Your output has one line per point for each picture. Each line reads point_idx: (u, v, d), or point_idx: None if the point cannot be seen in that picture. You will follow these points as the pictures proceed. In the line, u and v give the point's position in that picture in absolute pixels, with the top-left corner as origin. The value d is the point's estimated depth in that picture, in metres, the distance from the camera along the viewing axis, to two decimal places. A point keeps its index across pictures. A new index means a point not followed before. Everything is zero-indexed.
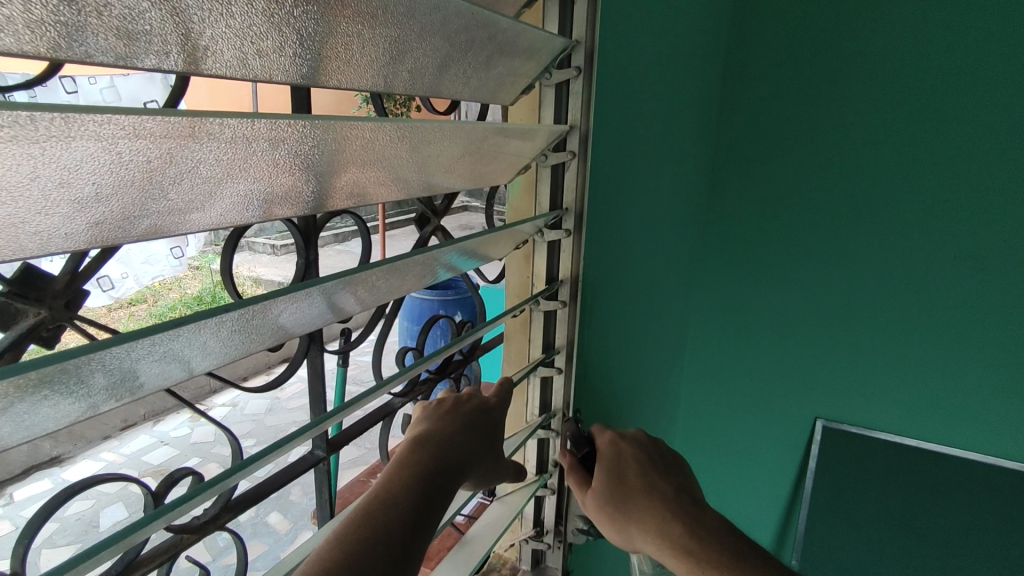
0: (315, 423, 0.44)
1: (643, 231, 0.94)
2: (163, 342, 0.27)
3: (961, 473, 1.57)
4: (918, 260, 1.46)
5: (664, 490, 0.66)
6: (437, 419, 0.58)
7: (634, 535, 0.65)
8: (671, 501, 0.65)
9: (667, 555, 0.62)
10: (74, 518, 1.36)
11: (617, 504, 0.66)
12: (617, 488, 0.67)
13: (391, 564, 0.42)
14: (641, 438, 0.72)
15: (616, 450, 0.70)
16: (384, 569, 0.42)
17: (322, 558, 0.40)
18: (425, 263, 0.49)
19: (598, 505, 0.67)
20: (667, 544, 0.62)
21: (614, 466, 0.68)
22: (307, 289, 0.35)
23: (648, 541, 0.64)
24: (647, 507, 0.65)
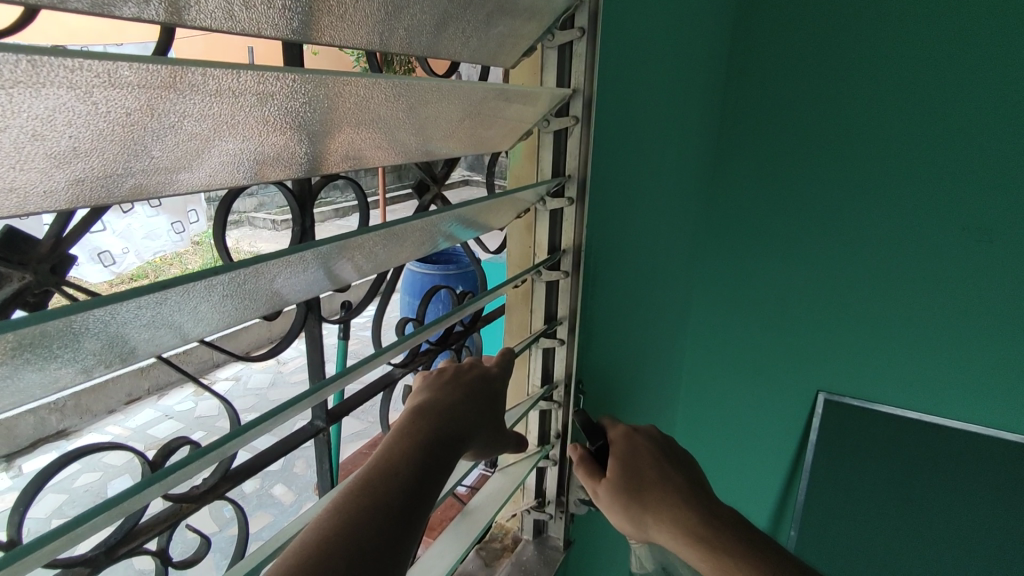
0: (313, 391, 0.44)
1: (646, 201, 0.93)
2: (150, 306, 0.26)
3: (959, 444, 1.57)
4: (924, 232, 1.44)
5: (678, 481, 0.67)
6: (438, 389, 0.57)
7: (648, 523, 0.65)
8: (685, 491, 0.66)
9: (681, 543, 0.63)
10: (83, 489, 1.35)
11: (631, 492, 0.66)
12: (631, 479, 0.67)
13: (394, 535, 0.42)
14: (654, 434, 0.73)
15: (630, 441, 0.71)
16: (387, 540, 0.41)
17: (323, 528, 0.40)
18: (425, 229, 0.47)
19: (612, 495, 0.67)
20: (681, 533, 0.63)
21: (628, 456, 0.69)
22: (301, 253, 0.33)
23: (661, 529, 0.64)
24: (661, 496, 0.65)
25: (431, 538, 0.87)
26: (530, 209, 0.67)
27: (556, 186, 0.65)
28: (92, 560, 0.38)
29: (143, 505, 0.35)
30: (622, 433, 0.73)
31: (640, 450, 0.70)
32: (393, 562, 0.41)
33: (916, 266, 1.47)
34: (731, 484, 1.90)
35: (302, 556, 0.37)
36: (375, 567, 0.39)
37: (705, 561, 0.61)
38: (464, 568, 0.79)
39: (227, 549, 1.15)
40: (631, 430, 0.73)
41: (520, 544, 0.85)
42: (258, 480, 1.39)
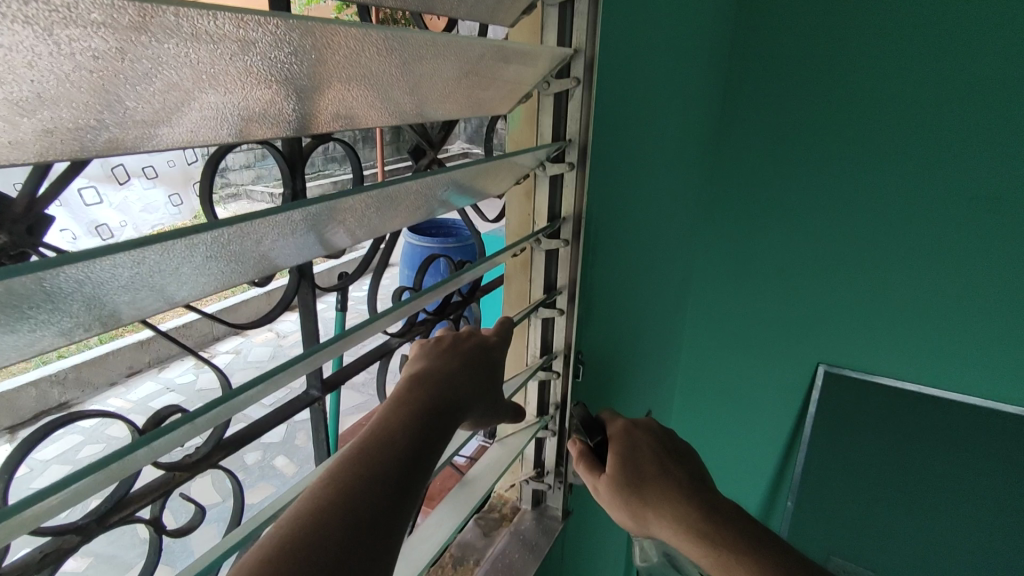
0: (308, 353, 0.43)
1: (648, 168, 0.91)
2: (128, 264, 0.25)
3: (957, 415, 1.58)
4: (931, 202, 1.42)
5: (679, 477, 0.67)
6: (435, 358, 0.57)
7: (649, 520, 0.65)
8: (685, 486, 0.66)
9: (682, 539, 0.63)
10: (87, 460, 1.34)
11: (632, 488, 0.66)
12: (631, 474, 0.67)
13: (391, 504, 0.41)
14: (655, 429, 0.73)
15: (631, 436, 0.71)
16: (383, 510, 0.41)
17: (319, 495, 0.39)
18: (421, 194, 0.46)
19: (613, 491, 0.67)
20: (682, 528, 0.63)
21: (629, 451, 0.69)
22: (291, 213, 0.32)
23: (662, 525, 0.64)
24: (661, 493, 0.65)
25: (431, 507, 0.87)
26: (529, 175, 0.65)
27: (556, 150, 0.63)
28: (82, 528, 0.37)
29: (132, 468, 0.34)
30: (622, 427, 0.72)
31: (640, 445, 0.70)
32: (391, 530, 0.40)
33: (922, 237, 1.45)
34: (729, 456, 1.92)
35: (297, 524, 0.37)
36: (372, 536, 0.39)
37: (706, 558, 0.61)
38: (463, 537, 0.80)
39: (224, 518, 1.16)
40: (630, 425, 0.73)
41: (519, 514, 0.86)
42: (259, 451, 1.40)
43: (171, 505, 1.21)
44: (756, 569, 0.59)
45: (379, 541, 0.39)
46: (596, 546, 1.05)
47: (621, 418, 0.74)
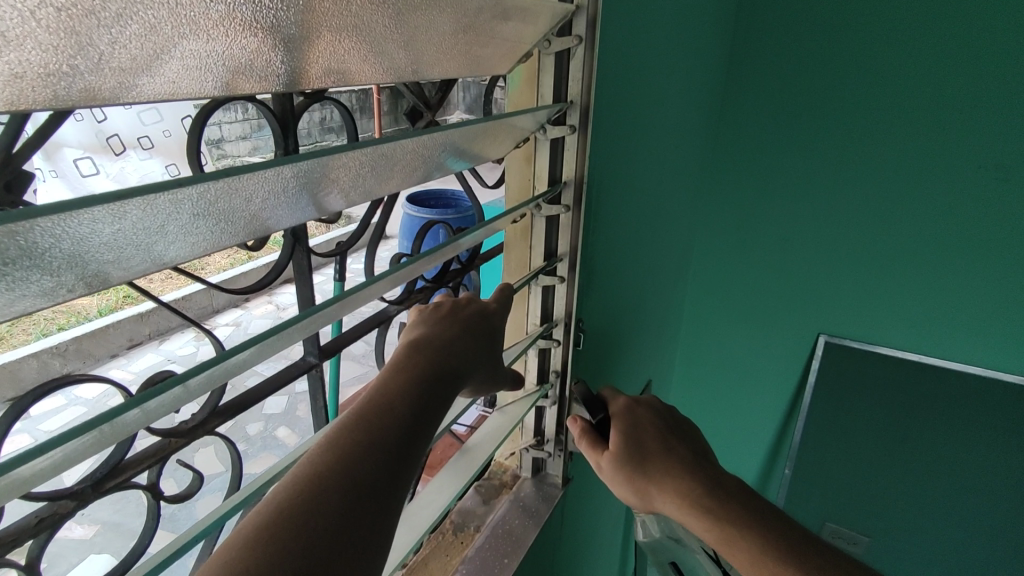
0: (303, 315, 0.42)
1: (650, 133, 0.88)
2: (108, 219, 0.24)
3: (957, 384, 1.58)
4: (939, 169, 1.39)
5: (681, 454, 0.67)
6: (434, 325, 0.56)
7: (651, 494, 0.65)
8: (689, 462, 0.66)
9: (686, 513, 0.62)
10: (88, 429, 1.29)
11: (634, 463, 0.66)
12: (634, 449, 0.67)
13: (389, 471, 0.41)
14: (657, 407, 0.74)
15: (632, 413, 0.72)
16: (382, 477, 0.40)
17: (316, 461, 0.38)
18: (418, 154, 0.44)
19: (616, 465, 0.67)
20: (686, 501, 0.63)
21: (630, 427, 0.69)
22: (282, 169, 0.30)
23: (665, 499, 0.64)
24: (665, 468, 0.65)
25: (431, 475, 0.87)
26: (530, 139, 0.63)
27: (557, 113, 0.61)
28: (78, 493, 0.37)
29: (122, 428, 0.33)
30: (624, 405, 0.73)
31: (642, 422, 0.70)
32: (389, 496, 0.40)
33: (927, 206, 1.43)
34: (728, 425, 1.93)
35: (295, 490, 0.36)
36: (371, 502, 0.38)
37: (711, 532, 0.60)
38: (463, 504, 0.80)
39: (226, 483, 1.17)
40: (633, 403, 0.74)
41: (519, 482, 0.86)
42: (262, 422, 1.40)
43: (170, 471, 1.22)
44: (761, 542, 0.58)
45: (378, 507, 0.39)
46: (596, 513, 1.06)
47: (624, 395, 0.74)
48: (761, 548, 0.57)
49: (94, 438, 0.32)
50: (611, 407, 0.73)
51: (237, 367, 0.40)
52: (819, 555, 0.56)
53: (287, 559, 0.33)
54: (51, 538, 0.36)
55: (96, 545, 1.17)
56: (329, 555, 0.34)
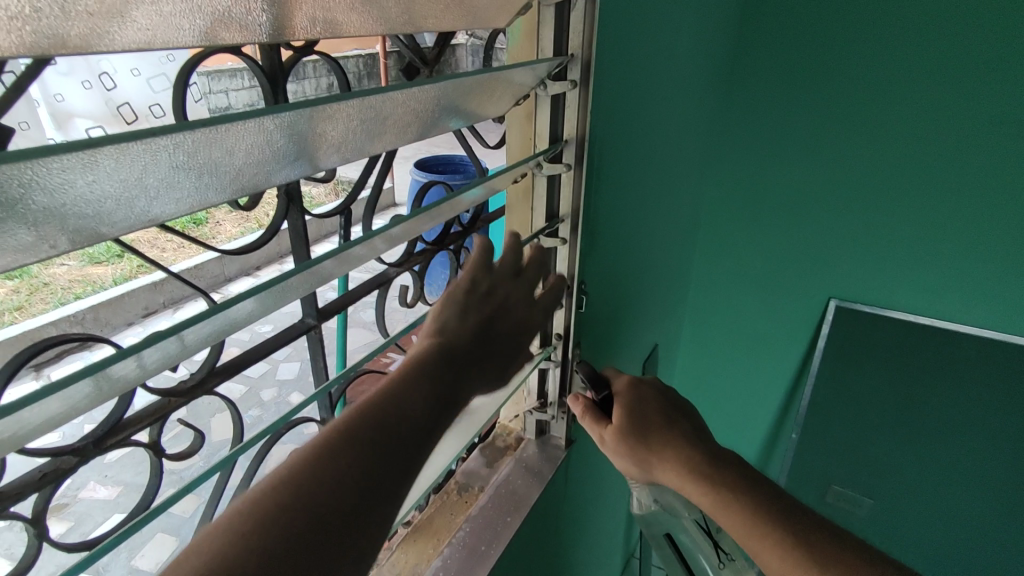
0: (303, 268, 0.41)
1: (655, 89, 0.86)
2: (79, 169, 0.23)
3: (967, 347, 1.57)
4: (955, 128, 1.36)
5: (683, 428, 0.67)
6: (478, 309, 0.52)
7: (652, 465, 0.66)
8: (690, 436, 0.67)
9: (686, 484, 0.64)
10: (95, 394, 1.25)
11: (637, 436, 0.67)
12: (637, 422, 0.67)
13: (401, 472, 0.40)
14: (659, 385, 0.73)
15: (636, 389, 0.71)
16: (392, 475, 0.39)
17: (328, 453, 0.37)
18: (413, 109, 0.43)
19: (618, 438, 0.67)
20: (686, 472, 0.64)
21: (635, 403, 0.69)
22: (267, 119, 0.29)
23: (666, 469, 0.65)
24: (666, 441, 0.66)
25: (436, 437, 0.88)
26: (530, 96, 0.62)
27: (558, 68, 0.59)
28: (81, 449, 0.37)
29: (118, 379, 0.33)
30: (628, 381, 0.73)
31: (645, 399, 0.70)
32: (392, 499, 0.39)
33: (944, 166, 1.39)
34: (737, 392, 1.93)
35: (297, 484, 0.35)
36: (375, 500, 0.38)
37: (708, 498, 0.62)
38: (468, 465, 0.81)
39: (216, 453, 1.19)
40: (636, 379, 0.73)
41: (522, 443, 0.87)
42: (275, 388, 1.42)
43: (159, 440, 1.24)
44: (757, 512, 0.60)
45: (379, 508, 0.38)
46: (601, 476, 1.08)
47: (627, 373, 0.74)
48: (756, 512, 0.60)
49: (92, 391, 0.33)
50: (615, 385, 0.73)
51: (235, 323, 0.40)
52: (808, 520, 0.59)
53: (285, 541, 0.33)
54: (55, 492, 0.36)
55: (120, 504, 1.21)
56: (326, 542, 0.34)
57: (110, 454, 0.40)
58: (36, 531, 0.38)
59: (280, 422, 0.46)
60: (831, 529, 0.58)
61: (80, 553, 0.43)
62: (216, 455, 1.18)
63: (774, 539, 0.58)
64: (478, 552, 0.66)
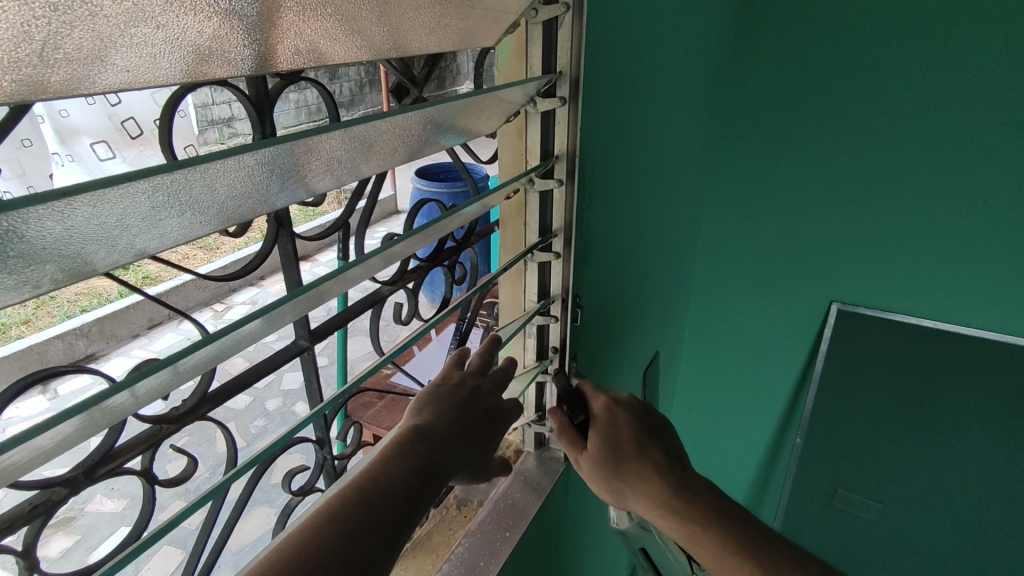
0: (297, 293, 0.41)
1: (648, 98, 0.86)
2: (55, 217, 0.23)
3: (972, 350, 1.55)
4: (956, 130, 1.35)
5: (655, 457, 0.69)
6: (452, 407, 0.58)
7: (625, 495, 0.68)
8: (661, 466, 0.68)
9: (655, 513, 0.66)
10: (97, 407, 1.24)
11: (610, 465, 0.69)
12: (610, 450, 0.69)
13: (379, 555, 0.44)
14: (635, 405, 0.73)
15: (610, 414, 0.72)
16: (371, 557, 0.44)
17: (318, 535, 0.42)
18: (402, 132, 0.43)
19: (592, 467, 0.69)
20: (655, 503, 0.66)
21: (609, 431, 0.70)
22: (245, 154, 0.30)
23: (639, 500, 0.67)
24: (638, 470, 0.68)
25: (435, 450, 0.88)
26: (520, 113, 0.62)
27: (547, 85, 0.60)
28: (70, 481, 0.38)
29: (108, 411, 0.33)
30: (604, 404, 0.73)
31: (619, 426, 0.71)
32: None
33: (943, 168, 1.39)
34: (742, 397, 1.91)
35: (294, 557, 0.40)
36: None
37: (677, 529, 0.64)
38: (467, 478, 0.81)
39: (219, 465, 1.20)
40: (612, 401, 0.73)
41: (520, 456, 0.87)
42: (279, 399, 1.43)
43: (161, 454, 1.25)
44: (725, 542, 0.62)
45: None
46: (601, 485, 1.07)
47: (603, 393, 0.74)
48: (723, 546, 0.61)
49: (81, 426, 0.33)
50: (591, 407, 0.73)
51: (230, 349, 0.40)
52: (774, 550, 0.61)
53: None
54: (45, 523, 0.37)
55: (126, 518, 1.22)
56: None
57: (103, 483, 0.40)
58: (26, 564, 0.39)
59: (274, 445, 0.46)
60: (799, 559, 0.60)
61: None
62: (219, 467, 1.19)
63: (741, 568, 0.60)
64: (476, 569, 0.66)
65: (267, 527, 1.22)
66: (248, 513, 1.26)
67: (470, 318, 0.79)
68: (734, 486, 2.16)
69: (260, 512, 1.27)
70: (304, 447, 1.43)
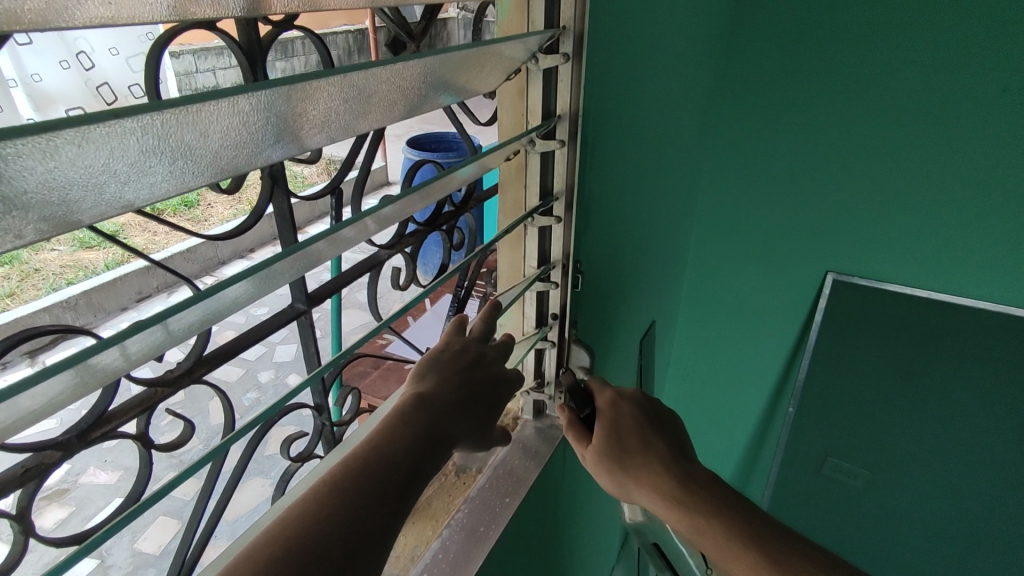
0: (292, 251, 0.39)
1: (649, 58, 0.84)
2: (38, 155, 0.22)
3: (965, 319, 1.56)
4: (959, 97, 1.33)
5: (660, 449, 0.70)
6: (451, 377, 0.57)
7: (629, 487, 0.69)
8: (667, 458, 0.69)
9: (660, 505, 0.67)
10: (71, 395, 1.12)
11: (615, 458, 0.70)
12: (614, 443, 0.70)
13: (383, 520, 0.44)
14: (640, 400, 0.75)
15: (616, 409, 0.73)
16: (373, 524, 0.43)
17: (322, 504, 0.42)
18: (401, 83, 0.41)
19: (597, 459, 0.70)
20: (660, 495, 0.67)
21: (614, 424, 0.71)
22: (238, 97, 0.28)
23: (643, 492, 0.68)
24: (643, 463, 0.69)
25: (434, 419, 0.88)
26: (521, 70, 0.60)
27: (550, 40, 0.57)
28: (63, 443, 0.37)
29: (99, 368, 0.32)
30: (609, 399, 0.74)
31: (624, 418, 0.72)
32: (377, 550, 0.42)
33: (942, 137, 1.38)
34: (734, 368, 1.92)
35: (298, 529, 0.40)
36: (362, 543, 0.42)
37: (681, 521, 0.65)
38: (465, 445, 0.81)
39: (214, 436, 1.20)
40: (617, 396, 0.75)
41: (518, 423, 0.87)
42: (273, 370, 1.42)
43: (156, 425, 1.24)
44: (729, 534, 0.63)
45: (366, 554, 0.42)
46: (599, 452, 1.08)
47: (609, 388, 0.75)
48: (729, 538, 0.63)
49: (73, 384, 0.31)
50: (597, 401, 0.75)
51: (223, 308, 0.38)
52: (780, 542, 0.62)
53: None
54: (38, 487, 0.36)
55: (121, 488, 1.21)
56: None
57: (98, 446, 0.39)
58: (21, 528, 0.38)
59: (273, 409, 0.45)
60: (805, 551, 0.61)
61: (72, 546, 0.43)
62: (214, 438, 1.19)
63: (745, 561, 0.61)
64: (476, 534, 0.66)
65: (263, 497, 1.22)
66: (245, 483, 1.26)
67: (468, 284, 0.78)
68: (725, 455, 2.19)
69: (256, 483, 1.27)
70: (299, 418, 1.42)
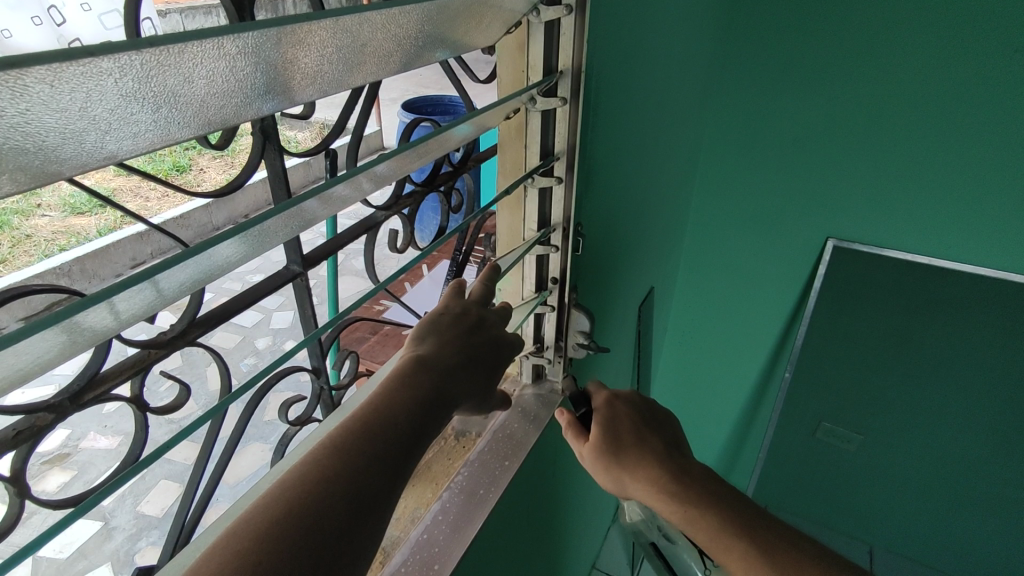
0: (285, 207, 0.38)
1: (653, 11, 0.80)
2: (7, 92, 0.20)
3: (964, 284, 1.56)
4: (966, 58, 1.29)
5: (654, 445, 0.70)
6: (448, 342, 0.56)
7: (625, 482, 0.69)
8: (660, 454, 0.69)
9: (653, 495, 0.67)
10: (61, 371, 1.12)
11: (610, 453, 0.70)
12: (609, 438, 0.70)
13: (383, 483, 0.43)
14: (635, 400, 0.76)
15: (612, 407, 0.74)
16: (374, 483, 0.43)
17: (321, 467, 0.41)
18: (395, 32, 0.39)
19: (594, 456, 0.70)
20: (654, 487, 0.67)
21: (609, 419, 0.72)
22: (221, 39, 0.26)
23: (638, 486, 0.68)
24: (638, 460, 0.69)
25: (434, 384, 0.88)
26: (521, 24, 0.57)
27: None
28: (55, 406, 0.36)
29: (90, 326, 0.31)
30: (605, 398, 0.76)
31: (619, 415, 0.73)
32: (378, 510, 0.42)
33: (948, 99, 1.34)
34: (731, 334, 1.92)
35: (300, 488, 0.39)
36: (363, 503, 0.41)
37: (675, 513, 0.65)
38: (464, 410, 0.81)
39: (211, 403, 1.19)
40: (613, 396, 0.76)
41: (518, 387, 0.87)
42: (270, 337, 1.42)
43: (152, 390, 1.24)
44: (722, 524, 0.63)
45: (369, 515, 0.41)
46: None
47: (605, 389, 0.77)
48: (720, 529, 0.63)
49: (61, 343, 0.30)
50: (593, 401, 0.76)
51: (215, 267, 0.37)
52: (769, 531, 0.62)
53: (288, 539, 0.37)
54: (32, 450, 0.36)
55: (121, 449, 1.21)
56: (321, 539, 0.38)
57: (92, 409, 0.38)
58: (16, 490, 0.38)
59: (270, 370, 0.44)
60: (795, 539, 0.62)
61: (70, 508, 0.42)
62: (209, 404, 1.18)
63: (736, 548, 0.61)
64: (476, 496, 0.66)
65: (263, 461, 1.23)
66: (244, 448, 1.27)
67: (467, 248, 0.77)
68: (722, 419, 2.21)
69: (255, 448, 1.28)
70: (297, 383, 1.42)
